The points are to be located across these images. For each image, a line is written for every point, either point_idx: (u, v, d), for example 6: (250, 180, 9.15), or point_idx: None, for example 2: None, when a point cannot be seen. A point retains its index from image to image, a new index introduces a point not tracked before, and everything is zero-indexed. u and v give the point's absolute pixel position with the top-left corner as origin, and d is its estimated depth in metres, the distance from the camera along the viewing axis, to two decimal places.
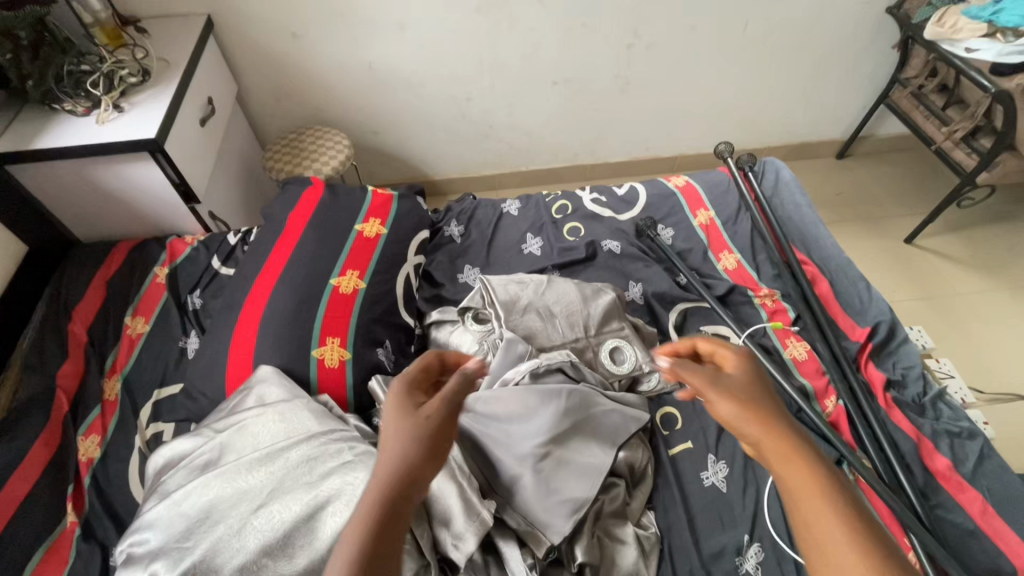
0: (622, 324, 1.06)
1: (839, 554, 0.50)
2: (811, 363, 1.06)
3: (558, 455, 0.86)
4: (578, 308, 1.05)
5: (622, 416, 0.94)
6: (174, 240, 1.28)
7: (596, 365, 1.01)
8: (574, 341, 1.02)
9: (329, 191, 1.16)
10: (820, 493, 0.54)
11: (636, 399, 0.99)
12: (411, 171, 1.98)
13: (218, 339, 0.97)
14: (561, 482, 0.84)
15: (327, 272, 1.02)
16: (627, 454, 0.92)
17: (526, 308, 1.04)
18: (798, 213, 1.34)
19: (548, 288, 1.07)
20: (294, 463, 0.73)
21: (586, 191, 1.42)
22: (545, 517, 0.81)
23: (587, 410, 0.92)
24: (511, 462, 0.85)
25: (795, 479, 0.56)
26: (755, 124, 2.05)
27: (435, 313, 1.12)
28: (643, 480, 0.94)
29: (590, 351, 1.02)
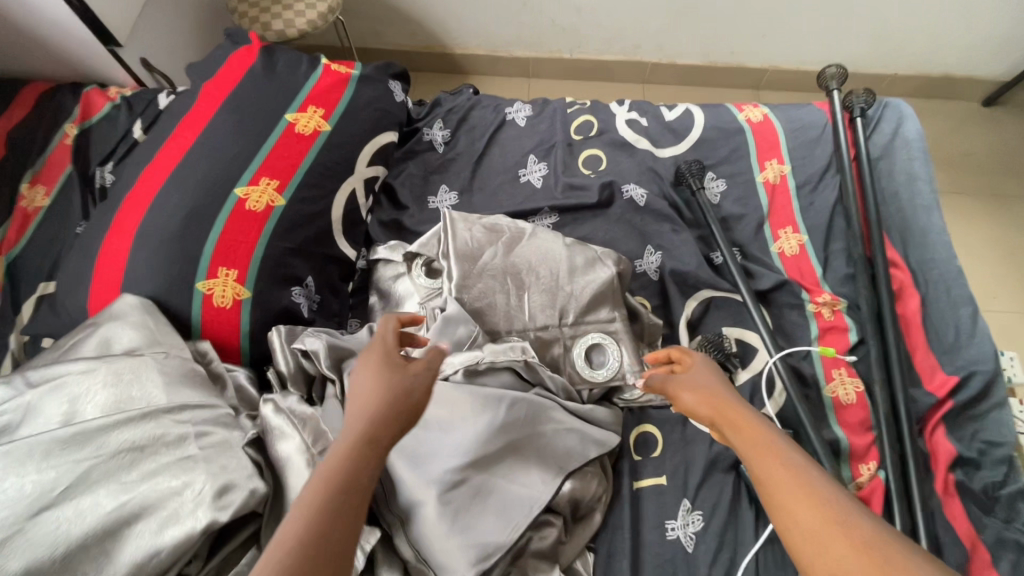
0: (614, 315, 0.78)
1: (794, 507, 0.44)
2: (853, 411, 0.79)
3: (478, 480, 0.66)
4: (558, 283, 0.77)
5: (580, 438, 0.72)
6: (92, 90, 1.03)
7: (563, 364, 0.76)
8: (541, 329, 0.76)
9: (264, 59, 0.86)
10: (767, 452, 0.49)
11: (607, 416, 0.75)
12: (424, 37, 1.58)
13: (89, 242, 0.76)
14: (473, 518, 0.64)
15: (233, 176, 0.76)
16: (574, 485, 0.70)
17: (489, 271, 0.77)
18: (909, 188, 0.95)
19: (525, 247, 0.79)
20: (112, 451, 0.55)
21: (624, 107, 1.05)
22: (440, 558, 0.62)
23: (533, 426, 0.70)
24: (413, 480, 0.65)
25: (745, 444, 0.51)
26: (890, 40, 1.50)
27: (382, 249, 0.87)
28: (592, 516, 0.74)
29: (560, 346, 0.76)
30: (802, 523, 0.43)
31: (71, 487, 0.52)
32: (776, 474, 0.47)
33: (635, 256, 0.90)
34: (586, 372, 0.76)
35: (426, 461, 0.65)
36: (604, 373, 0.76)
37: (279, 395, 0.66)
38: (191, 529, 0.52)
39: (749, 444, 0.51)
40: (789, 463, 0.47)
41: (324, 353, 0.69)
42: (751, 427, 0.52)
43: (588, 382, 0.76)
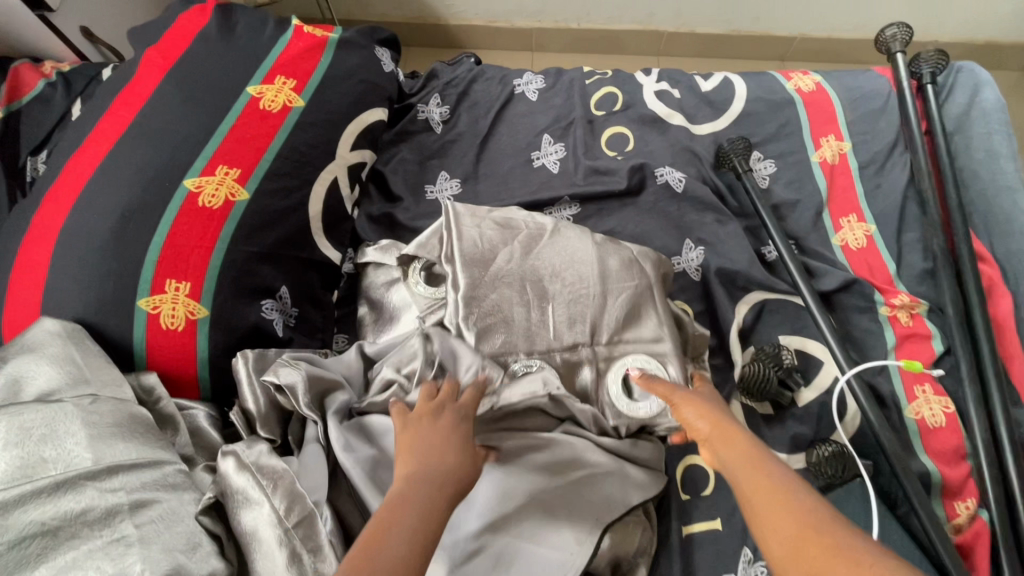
0: (659, 330, 0.63)
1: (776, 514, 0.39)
2: (943, 436, 0.66)
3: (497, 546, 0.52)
4: (588, 292, 0.63)
5: (622, 485, 0.58)
6: (23, 64, 0.87)
7: (596, 395, 0.62)
8: (569, 350, 0.62)
9: (221, 20, 0.70)
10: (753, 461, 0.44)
11: (650, 454, 0.62)
12: (415, 5, 1.41)
13: (3, 250, 0.61)
14: None
15: (181, 164, 0.61)
16: (614, 542, 0.55)
17: (501, 278, 0.63)
18: (991, 168, 0.81)
19: (547, 248, 0.65)
20: (8, 541, 0.40)
21: (652, 76, 0.89)
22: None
23: (562, 471, 0.57)
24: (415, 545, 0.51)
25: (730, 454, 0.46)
26: (936, 2, 1.35)
27: (372, 250, 0.72)
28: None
29: (589, 370, 0.62)
30: (781, 533, 0.38)
31: None
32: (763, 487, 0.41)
33: (672, 253, 0.76)
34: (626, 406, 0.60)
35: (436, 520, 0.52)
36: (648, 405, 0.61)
37: (241, 446, 0.52)
38: None
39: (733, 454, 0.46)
40: (771, 471, 0.42)
41: (301, 390, 0.55)
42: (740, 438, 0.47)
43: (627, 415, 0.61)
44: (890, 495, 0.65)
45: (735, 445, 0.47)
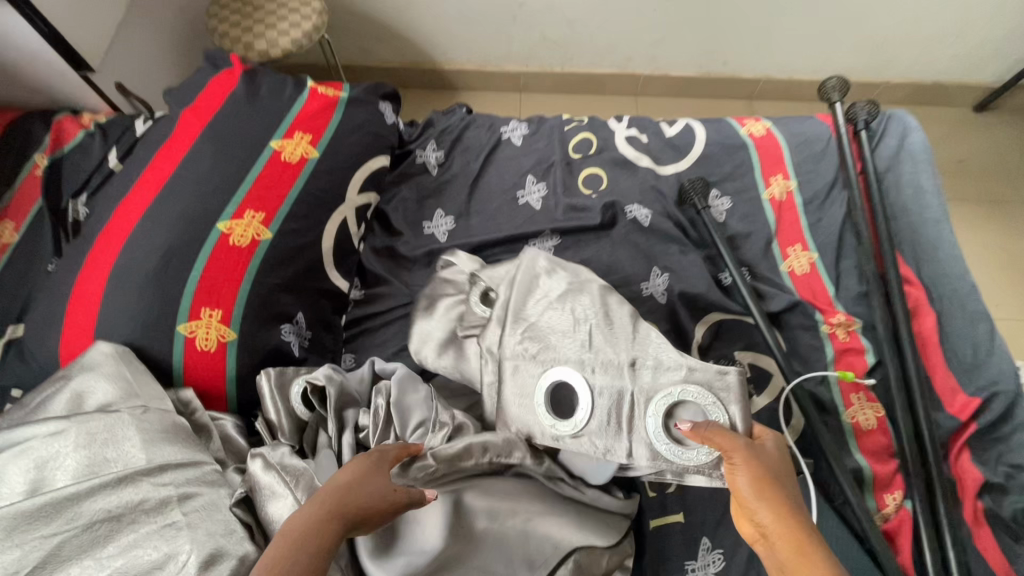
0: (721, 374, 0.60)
1: None
2: (874, 437, 0.76)
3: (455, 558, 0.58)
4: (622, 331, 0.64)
5: (576, 526, 0.63)
6: (65, 117, 0.98)
7: (639, 429, 0.61)
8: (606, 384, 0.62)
9: (247, 83, 0.82)
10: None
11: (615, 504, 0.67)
12: (413, 53, 1.54)
13: (59, 284, 0.71)
14: None
15: (214, 209, 0.72)
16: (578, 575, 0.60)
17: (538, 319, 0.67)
18: (918, 202, 0.93)
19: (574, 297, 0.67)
20: (83, 525, 0.50)
21: (622, 123, 1.02)
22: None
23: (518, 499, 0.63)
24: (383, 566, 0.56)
25: (798, 559, 0.41)
26: (884, 48, 1.49)
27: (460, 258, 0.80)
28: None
29: (623, 409, 0.61)
30: None
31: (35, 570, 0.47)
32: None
33: (642, 280, 0.86)
34: (675, 455, 0.59)
35: (407, 537, 0.58)
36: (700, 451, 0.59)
37: (268, 449, 0.61)
38: None
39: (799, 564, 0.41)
40: None
41: (333, 395, 0.66)
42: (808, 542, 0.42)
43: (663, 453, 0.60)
44: (829, 489, 0.75)
45: (793, 542, 0.42)
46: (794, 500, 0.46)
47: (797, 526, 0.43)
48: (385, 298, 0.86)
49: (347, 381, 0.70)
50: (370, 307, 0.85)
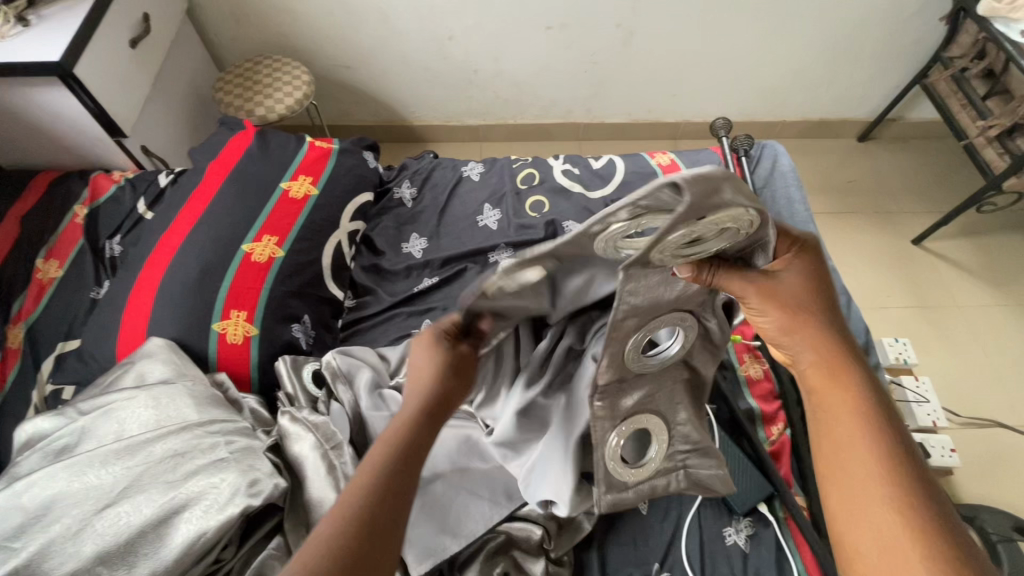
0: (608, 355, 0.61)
1: (860, 467, 0.50)
2: (762, 383, 0.98)
3: (453, 481, 0.76)
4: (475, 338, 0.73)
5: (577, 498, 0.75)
6: (99, 175, 1.18)
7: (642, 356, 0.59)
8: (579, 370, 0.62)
9: (260, 141, 1.05)
10: (851, 407, 0.52)
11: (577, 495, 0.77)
12: (387, 113, 1.81)
13: (114, 299, 0.89)
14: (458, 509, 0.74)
15: (239, 235, 0.92)
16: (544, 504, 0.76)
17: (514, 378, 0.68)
18: (789, 209, 1.20)
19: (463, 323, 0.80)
20: (156, 458, 0.67)
21: (559, 160, 1.28)
22: (425, 541, 0.71)
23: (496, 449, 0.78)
24: None
25: (833, 395, 0.53)
26: (775, 95, 1.82)
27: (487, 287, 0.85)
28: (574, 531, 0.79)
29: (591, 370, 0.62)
30: (860, 479, 0.50)
31: (126, 488, 0.64)
32: (868, 468, 0.50)
33: None
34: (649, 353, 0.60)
35: None
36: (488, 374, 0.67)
37: (294, 408, 0.79)
38: (230, 512, 0.63)
39: (825, 386, 0.54)
40: (873, 430, 0.51)
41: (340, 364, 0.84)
42: (843, 382, 0.53)
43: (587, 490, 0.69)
44: (729, 427, 0.94)
45: (830, 375, 0.54)
46: (837, 335, 0.55)
47: (855, 396, 0.52)
48: (373, 304, 1.06)
49: (355, 357, 0.87)
50: (361, 311, 1.05)
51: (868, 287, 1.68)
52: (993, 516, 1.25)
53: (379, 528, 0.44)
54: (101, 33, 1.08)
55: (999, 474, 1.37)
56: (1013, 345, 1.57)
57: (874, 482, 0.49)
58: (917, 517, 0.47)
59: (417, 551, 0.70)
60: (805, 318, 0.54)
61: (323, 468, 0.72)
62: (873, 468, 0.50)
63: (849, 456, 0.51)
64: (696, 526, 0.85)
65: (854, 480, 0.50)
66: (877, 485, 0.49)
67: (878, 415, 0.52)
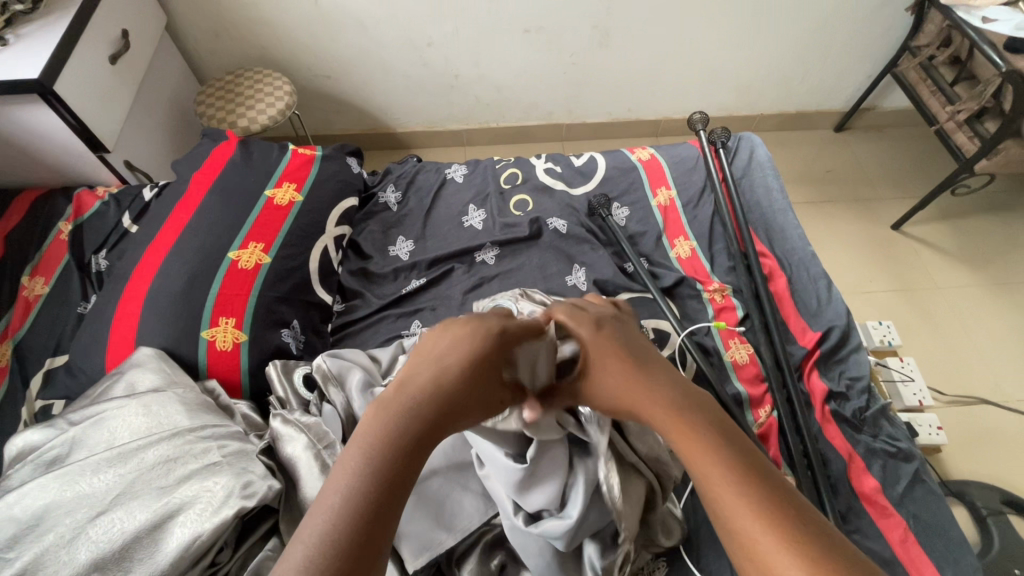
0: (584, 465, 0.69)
1: (751, 538, 0.42)
2: (750, 367, 0.99)
3: (447, 477, 0.76)
4: None
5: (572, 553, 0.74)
6: (83, 192, 1.18)
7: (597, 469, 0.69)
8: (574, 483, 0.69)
9: (243, 150, 1.06)
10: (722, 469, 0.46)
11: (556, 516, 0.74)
12: (371, 121, 1.83)
13: (102, 312, 0.90)
14: (454, 504, 0.74)
15: (225, 244, 0.93)
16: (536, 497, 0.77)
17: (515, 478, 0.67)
18: (767, 198, 1.22)
19: None
20: (149, 464, 0.67)
21: (541, 160, 1.30)
22: (420, 536, 0.71)
23: None
24: None
25: (698, 466, 0.47)
26: (751, 89, 1.86)
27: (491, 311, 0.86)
28: None
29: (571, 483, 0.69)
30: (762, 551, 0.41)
31: (119, 494, 0.64)
32: (745, 516, 0.43)
33: (566, 275, 1.08)
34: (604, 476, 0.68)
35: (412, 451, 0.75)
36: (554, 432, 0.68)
37: (284, 411, 0.80)
38: (224, 515, 0.64)
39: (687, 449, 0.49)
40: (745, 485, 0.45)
41: (329, 366, 0.85)
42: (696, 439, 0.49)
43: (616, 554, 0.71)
44: None
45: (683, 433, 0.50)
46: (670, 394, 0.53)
47: (707, 444, 0.48)
48: (362, 307, 1.07)
49: (344, 359, 0.88)
50: (349, 315, 1.05)
51: (850, 273, 1.71)
52: (982, 491, 1.27)
53: (380, 517, 0.42)
54: (80, 50, 1.09)
55: (987, 450, 1.40)
56: (994, 324, 1.60)
57: (756, 531, 0.42)
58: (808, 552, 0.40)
59: (414, 546, 0.70)
60: (631, 379, 0.56)
61: (317, 467, 0.72)
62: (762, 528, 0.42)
63: (740, 539, 0.43)
64: (689, 510, 0.86)
65: (744, 538, 0.43)
66: (760, 538, 0.42)
67: (734, 458, 0.47)
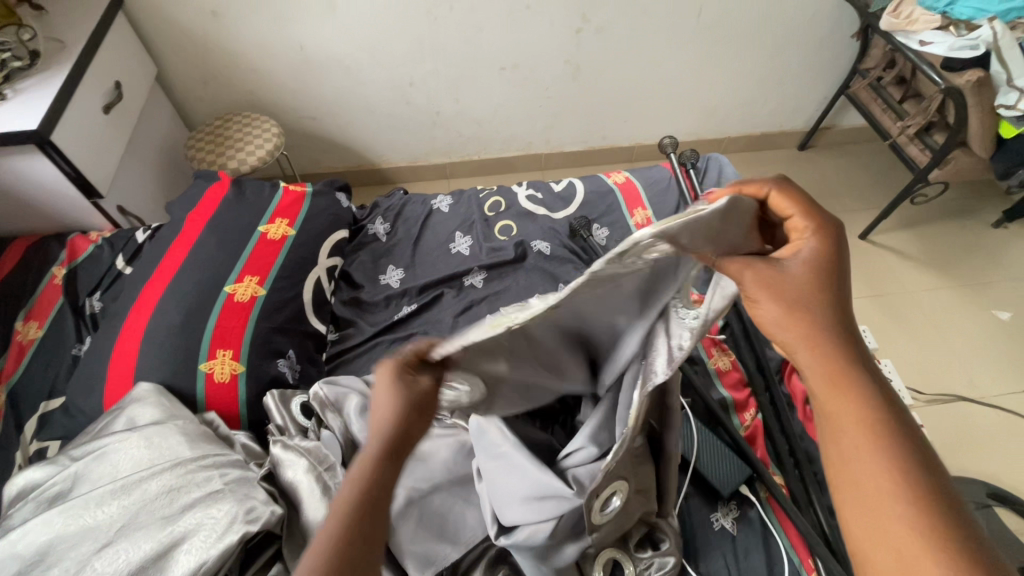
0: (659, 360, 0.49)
1: (889, 512, 0.41)
2: (732, 373, 1.04)
3: (449, 491, 0.77)
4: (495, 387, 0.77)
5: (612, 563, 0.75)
6: (76, 236, 1.20)
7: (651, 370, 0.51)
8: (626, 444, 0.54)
9: (235, 190, 1.11)
10: (869, 435, 0.43)
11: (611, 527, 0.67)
12: (357, 158, 1.89)
13: (99, 350, 0.91)
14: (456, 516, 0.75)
15: (221, 279, 0.96)
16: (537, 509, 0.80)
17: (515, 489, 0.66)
18: None
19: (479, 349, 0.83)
20: (152, 494, 0.68)
21: (522, 187, 1.36)
22: (423, 549, 0.72)
23: None
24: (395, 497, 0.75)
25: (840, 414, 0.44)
26: (716, 114, 1.97)
27: None
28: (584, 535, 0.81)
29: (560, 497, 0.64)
30: (890, 528, 0.40)
31: (123, 526, 0.65)
32: (888, 502, 0.41)
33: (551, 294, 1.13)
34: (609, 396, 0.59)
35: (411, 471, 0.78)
36: (681, 335, 0.47)
37: (284, 437, 0.81)
38: (228, 540, 0.64)
39: (835, 401, 0.44)
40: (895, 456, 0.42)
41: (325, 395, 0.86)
42: (851, 391, 0.44)
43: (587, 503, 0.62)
44: (704, 416, 0.99)
45: (835, 380, 0.44)
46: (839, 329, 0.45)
47: (850, 397, 0.44)
48: (356, 335, 1.10)
49: (340, 385, 0.90)
50: (343, 343, 1.08)
51: None
52: (968, 485, 1.31)
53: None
54: (75, 101, 1.14)
55: (969, 445, 1.44)
56: (964, 324, 1.68)
57: (888, 502, 0.41)
58: (941, 523, 0.40)
59: (419, 561, 0.71)
60: (809, 305, 0.45)
61: (317, 490, 0.74)
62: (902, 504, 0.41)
63: (873, 505, 0.41)
64: (685, 515, 0.88)
65: (870, 501, 0.42)
66: (893, 521, 0.40)
67: (878, 412, 0.43)
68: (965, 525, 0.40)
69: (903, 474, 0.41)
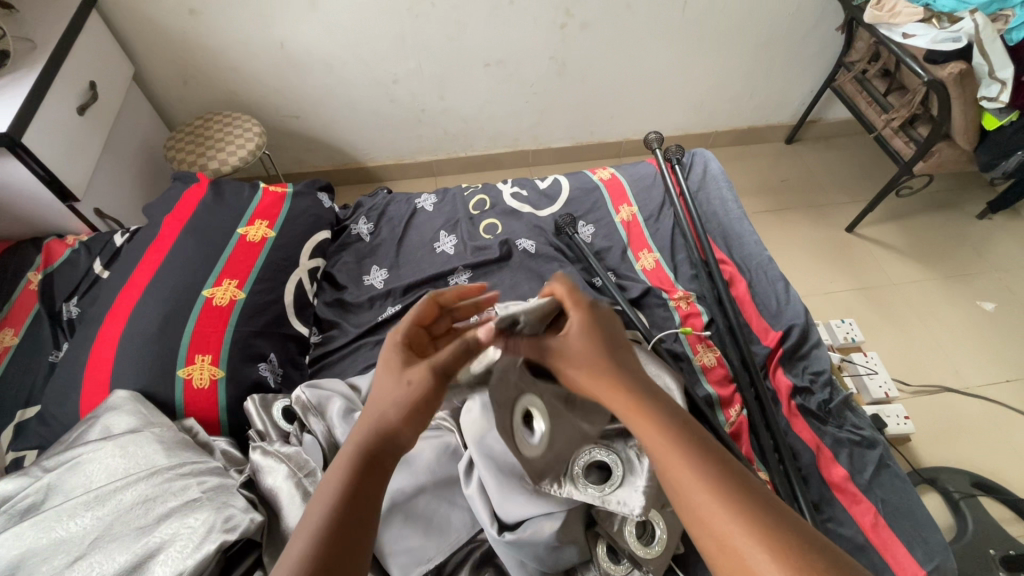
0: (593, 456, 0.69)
1: (709, 513, 0.46)
2: (719, 370, 1.03)
3: (435, 493, 0.77)
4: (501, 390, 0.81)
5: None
6: (52, 241, 1.18)
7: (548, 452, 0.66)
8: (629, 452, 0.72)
9: (214, 191, 1.10)
10: (674, 448, 0.50)
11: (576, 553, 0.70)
12: (342, 157, 1.87)
13: (75, 358, 0.89)
14: (441, 518, 0.75)
15: (199, 282, 0.95)
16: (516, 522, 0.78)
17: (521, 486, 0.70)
18: (723, 209, 1.29)
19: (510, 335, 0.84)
20: (127, 505, 0.67)
21: (507, 184, 1.35)
22: (409, 553, 0.71)
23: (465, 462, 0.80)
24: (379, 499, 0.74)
25: (647, 440, 0.52)
26: (704, 108, 1.97)
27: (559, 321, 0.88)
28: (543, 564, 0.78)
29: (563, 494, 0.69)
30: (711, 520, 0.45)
31: (97, 538, 0.64)
32: (709, 505, 0.46)
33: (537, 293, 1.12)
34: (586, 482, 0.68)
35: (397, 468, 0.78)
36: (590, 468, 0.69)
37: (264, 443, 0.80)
38: (205, 550, 0.63)
39: (635, 421, 0.53)
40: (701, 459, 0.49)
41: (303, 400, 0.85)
42: (647, 415, 0.53)
43: (599, 543, 0.73)
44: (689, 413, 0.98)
45: (633, 405, 0.54)
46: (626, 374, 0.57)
47: (640, 411, 0.54)
48: (339, 337, 1.08)
49: (323, 388, 0.88)
50: (327, 345, 1.07)
51: (810, 275, 1.79)
52: (952, 475, 1.32)
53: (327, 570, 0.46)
54: (47, 102, 1.11)
55: (954, 435, 1.46)
56: (949, 316, 1.69)
57: (701, 496, 0.47)
58: (733, 499, 0.46)
59: (403, 564, 0.71)
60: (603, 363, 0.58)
61: (298, 496, 0.73)
62: (717, 503, 0.46)
63: (699, 511, 0.46)
64: None
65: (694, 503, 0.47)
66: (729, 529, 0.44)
67: (677, 429, 0.51)
68: (762, 509, 0.45)
69: (696, 459, 0.49)
